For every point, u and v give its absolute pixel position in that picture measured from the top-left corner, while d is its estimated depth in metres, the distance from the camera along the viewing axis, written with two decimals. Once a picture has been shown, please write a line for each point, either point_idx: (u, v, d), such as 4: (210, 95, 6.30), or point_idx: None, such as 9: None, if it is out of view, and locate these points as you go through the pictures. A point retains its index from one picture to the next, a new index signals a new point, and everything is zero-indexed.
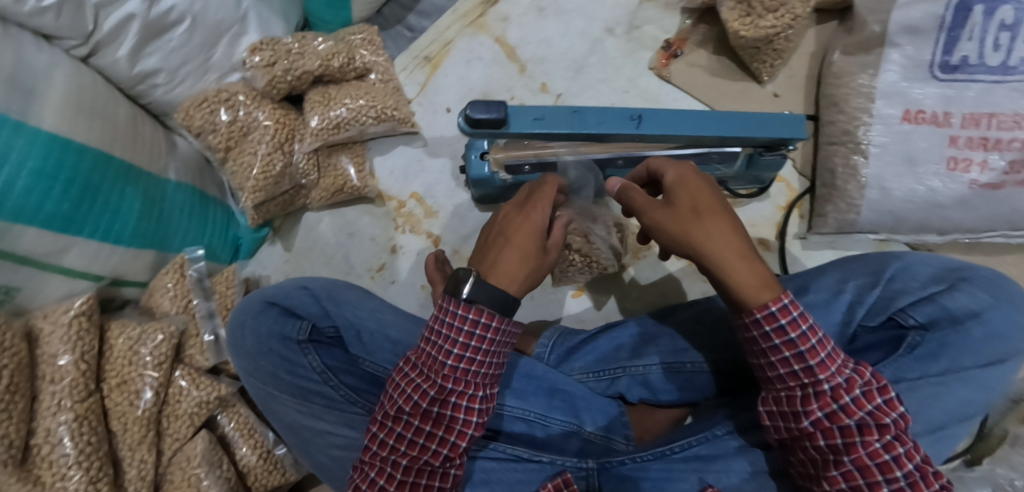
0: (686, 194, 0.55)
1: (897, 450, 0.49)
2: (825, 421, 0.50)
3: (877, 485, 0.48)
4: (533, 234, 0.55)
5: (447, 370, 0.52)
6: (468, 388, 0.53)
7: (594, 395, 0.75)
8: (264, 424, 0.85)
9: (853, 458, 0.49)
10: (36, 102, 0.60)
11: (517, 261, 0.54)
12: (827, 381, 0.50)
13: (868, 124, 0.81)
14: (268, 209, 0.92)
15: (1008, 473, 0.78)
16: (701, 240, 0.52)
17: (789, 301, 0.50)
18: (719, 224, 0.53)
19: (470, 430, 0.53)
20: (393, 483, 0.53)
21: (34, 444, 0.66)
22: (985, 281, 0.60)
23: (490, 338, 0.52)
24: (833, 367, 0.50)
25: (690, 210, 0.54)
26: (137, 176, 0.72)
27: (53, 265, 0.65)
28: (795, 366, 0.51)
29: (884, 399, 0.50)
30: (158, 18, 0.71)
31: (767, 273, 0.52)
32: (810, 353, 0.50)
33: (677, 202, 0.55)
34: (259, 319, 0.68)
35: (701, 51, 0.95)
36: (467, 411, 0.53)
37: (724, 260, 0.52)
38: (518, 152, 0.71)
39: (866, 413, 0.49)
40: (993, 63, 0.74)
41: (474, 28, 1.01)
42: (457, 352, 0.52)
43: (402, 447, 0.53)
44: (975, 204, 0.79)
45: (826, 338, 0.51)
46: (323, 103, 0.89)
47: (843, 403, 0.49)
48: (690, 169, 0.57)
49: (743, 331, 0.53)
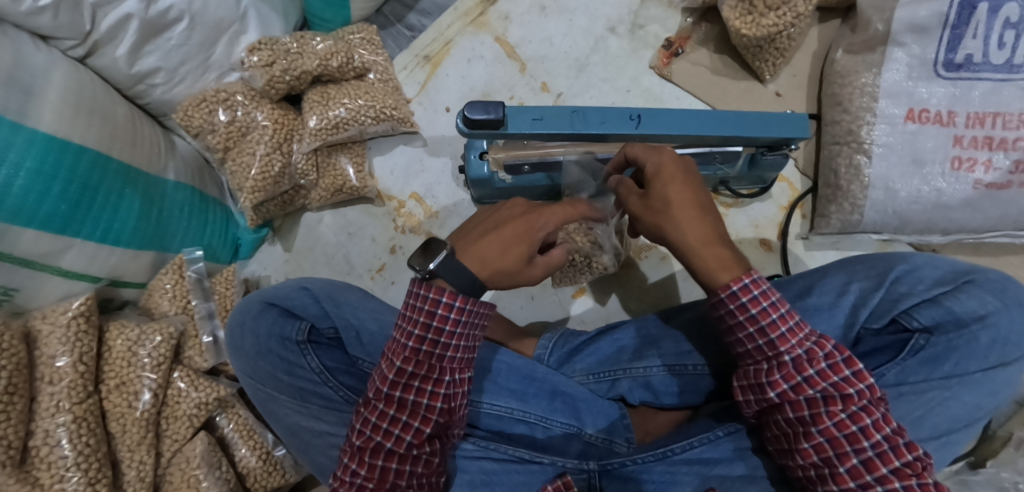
0: (665, 183, 0.54)
1: (865, 420, 0.49)
2: (789, 392, 0.51)
3: (847, 458, 0.49)
4: (521, 231, 0.55)
5: (409, 352, 0.53)
6: (430, 372, 0.53)
7: (595, 397, 0.75)
8: (264, 425, 0.85)
9: (820, 429, 0.50)
10: (33, 102, 0.60)
11: (497, 251, 0.54)
12: (788, 353, 0.51)
13: (872, 123, 0.80)
14: (268, 209, 0.92)
15: (1012, 476, 0.77)
16: (671, 231, 0.54)
17: (751, 280, 0.51)
18: (691, 213, 0.53)
19: (434, 415, 0.53)
20: (364, 467, 0.54)
21: (33, 445, 0.66)
22: (990, 284, 0.60)
23: (454, 319, 0.52)
24: (794, 339, 0.51)
25: (661, 202, 0.54)
26: (136, 177, 0.72)
27: (52, 265, 0.65)
28: (760, 340, 0.52)
29: (851, 371, 0.50)
30: (157, 18, 0.71)
31: (739, 261, 0.53)
32: (771, 327, 0.51)
33: (651, 196, 0.55)
34: (258, 320, 0.68)
35: (703, 49, 0.94)
36: (431, 395, 0.53)
37: (692, 249, 0.53)
38: (518, 152, 0.70)
39: (829, 383, 0.50)
40: (998, 61, 0.74)
41: (475, 26, 1.00)
42: (417, 334, 0.52)
43: (368, 432, 0.54)
44: (980, 205, 0.78)
45: (788, 310, 0.51)
46: (322, 103, 0.88)
47: (806, 375, 0.50)
48: (670, 154, 0.56)
49: (714, 313, 0.54)
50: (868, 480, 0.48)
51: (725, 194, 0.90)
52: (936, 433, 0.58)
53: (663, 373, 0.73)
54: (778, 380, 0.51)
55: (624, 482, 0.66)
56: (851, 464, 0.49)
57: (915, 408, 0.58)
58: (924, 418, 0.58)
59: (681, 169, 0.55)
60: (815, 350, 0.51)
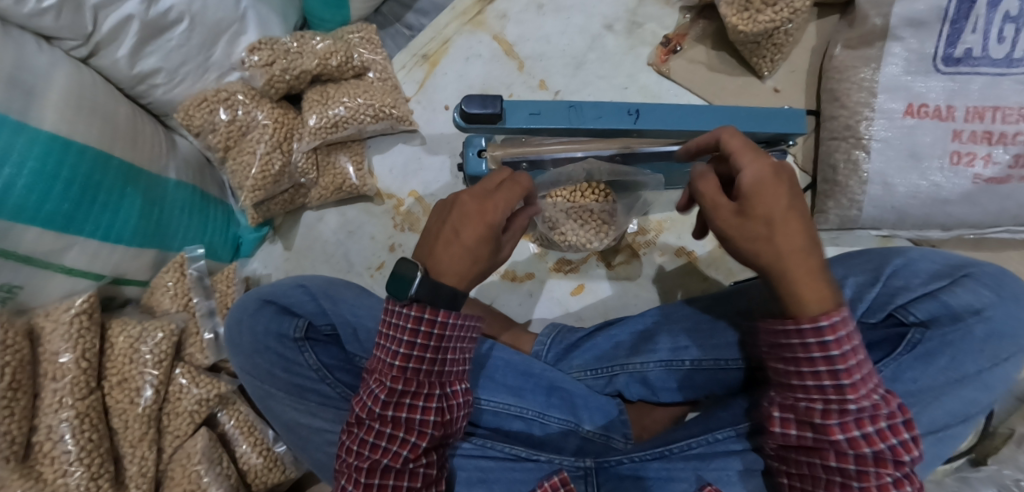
0: (765, 202, 0.50)
1: (905, 486, 0.49)
2: (845, 444, 0.50)
3: None
4: (483, 237, 0.53)
5: (397, 372, 0.54)
6: (421, 388, 0.54)
7: (592, 393, 0.75)
8: (264, 421, 0.86)
9: (863, 485, 0.50)
10: (36, 102, 0.61)
11: (466, 260, 0.53)
12: (855, 402, 0.49)
13: (870, 118, 0.80)
14: (269, 208, 0.93)
15: (1014, 473, 0.77)
16: (773, 259, 0.50)
17: (840, 318, 0.49)
18: (795, 238, 0.50)
19: (429, 430, 0.54)
20: (360, 487, 0.54)
21: (35, 441, 0.67)
22: (988, 278, 0.59)
23: (438, 334, 0.53)
24: (864, 390, 0.49)
25: (765, 223, 0.50)
26: (137, 175, 0.73)
27: (55, 263, 0.66)
28: (826, 381, 0.50)
29: (910, 437, 0.49)
30: (157, 18, 0.71)
31: (834, 292, 0.51)
32: (845, 372, 0.49)
33: (753, 214, 0.50)
34: (255, 317, 0.69)
35: (700, 46, 0.94)
36: (424, 411, 0.54)
37: (794, 276, 0.50)
38: (517, 150, 0.71)
39: (887, 443, 0.49)
40: (997, 55, 0.74)
41: (473, 25, 1.00)
42: (404, 352, 0.53)
43: (366, 451, 0.54)
44: (979, 199, 0.78)
45: (865, 360, 0.50)
46: (321, 102, 0.89)
47: (865, 431, 0.49)
48: (766, 164, 0.50)
49: (781, 338, 0.52)
50: None
51: None
52: (932, 428, 0.58)
53: (660, 368, 0.73)
54: (836, 428, 0.50)
55: (620, 477, 0.66)
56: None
57: (911, 404, 0.58)
58: (920, 415, 0.57)
59: (778, 181, 0.50)
60: (884, 408, 0.50)
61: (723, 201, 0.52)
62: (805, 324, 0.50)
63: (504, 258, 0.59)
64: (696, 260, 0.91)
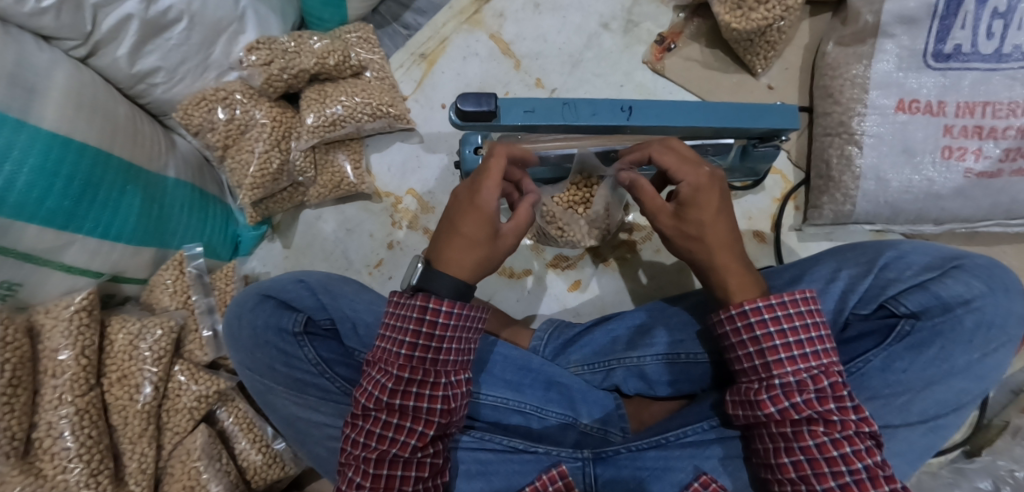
0: (703, 208, 0.58)
1: (846, 448, 0.52)
2: (778, 415, 0.53)
3: (825, 478, 0.52)
4: (481, 221, 0.56)
5: (404, 359, 0.55)
6: (428, 377, 0.55)
7: (590, 387, 0.75)
8: (263, 418, 0.86)
9: (802, 448, 0.52)
10: (37, 100, 0.61)
11: (466, 249, 0.57)
12: (780, 377, 0.54)
13: (862, 114, 0.81)
14: (268, 206, 0.94)
15: (1009, 464, 0.78)
16: (702, 256, 0.60)
17: (766, 303, 0.55)
18: (722, 231, 0.59)
19: (436, 418, 0.55)
20: (369, 478, 0.55)
21: (36, 437, 0.68)
22: (979, 269, 0.60)
23: (444, 323, 0.55)
24: (790, 366, 0.54)
25: (686, 235, 0.60)
26: (137, 174, 0.73)
27: (54, 261, 0.67)
28: (756, 360, 0.55)
29: (840, 405, 0.52)
30: (156, 18, 0.72)
31: (755, 282, 0.59)
32: (770, 350, 0.54)
33: (688, 221, 0.59)
34: (255, 312, 0.69)
35: (695, 44, 0.95)
36: (431, 400, 0.54)
37: (721, 267, 0.59)
38: (514, 146, 0.72)
39: (818, 409, 0.52)
40: (987, 51, 0.75)
41: (470, 24, 1.01)
42: (410, 340, 0.55)
43: (373, 442, 0.55)
44: (971, 193, 0.78)
45: (797, 339, 0.54)
46: (319, 101, 0.89)
47: (794, 401, 0.53)
48: (704, 173, 0.58)
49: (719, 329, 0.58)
50: None
51: None
52: (923, 417, 0.59)
53: (656, 362, 0.73)
54: (767, 400, 0.54)
55: (617, 469, 0.66)
56: (828, 486, 0.52)
57: (900, 392, 0.59)
58: (910, 403, 0.58)
59: (712, 187, 0.58)
60: (814, 380, 0.53)
61: (661, 207, 0.61)
62: (731, 311, 0.56)
63: (511, 246, 0.60)
64: None
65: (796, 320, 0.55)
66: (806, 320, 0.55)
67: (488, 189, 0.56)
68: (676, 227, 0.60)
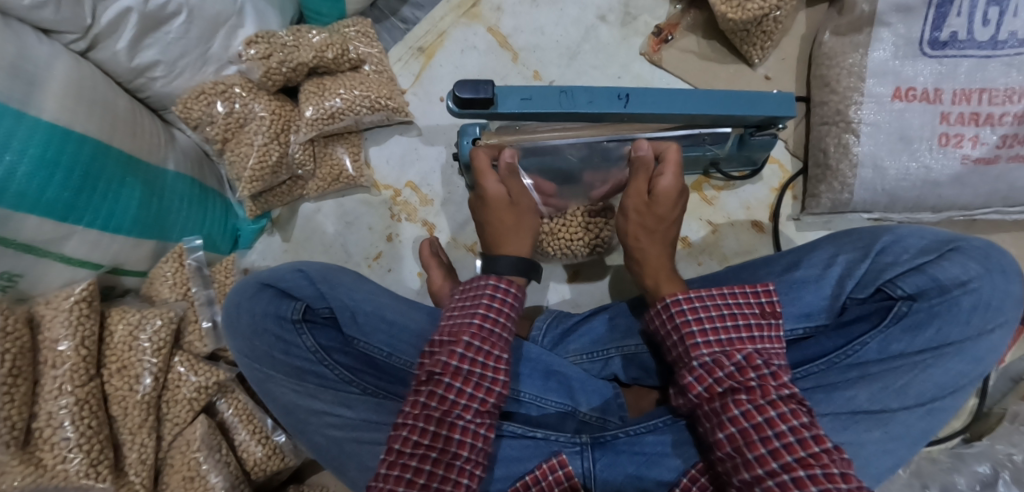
0: (665, 204, 0.69)
1: (770, 412, 0.53)
2: (704, 393, 0.56)
3: (756, 445, 0.52)
4: (499, 206, 0.73)
5: (474, 330, 0.60)
6: (494, 348, 0.60)
7: (589, 377, 0.74)
8: (263, 410, 0.86)
9: (730, 418, 0.54)
10: (37, 91, 0.61)
11: (498, 229, 0.73)
12: (698, 359, 0.58)
13: (859, 103, 0.81)
14: (267, 200, 0.95)
15: (1007, 449, 0.78)
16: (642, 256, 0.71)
17: (702, 292, 0.61)
18: (671, 233, 0.72)
19: (498, 387, 0.59)
20: (426, 437, 0.56)
21: (36, 427, 0.68)
22: (975, 251, 0.61)
23: (508, 302, 0.63)
24: (706, 348, 0.58)
25: (646, 224, 0.71)
26: (137, 166, 0.73)
27: (55, 252, 0.67)
28: (679, 347, 0.60)
29: (758, 373, 0.55)
30: (155, 11, 0.72)
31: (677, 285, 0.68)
32: (690, 335, 0.59)
33: (653, 212, 0.70)
34: (254, 301, 0.69)
35: (692, 36, 0.96)
36: (496, 370, 0.60)
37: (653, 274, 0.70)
38: (511, 137, 0.71)
39: (739, 378, 0.55)
40: (983, 37, 0.75)
41: (468, 18, 1.02)
42: (482, 312, 0.61)
43: (434, 403, 0.57)
44: (969, 180, 0.79)
45: (712, 324, 0.59)
46: (318, 94, 0.90)
47: (715, 376, 0.56)
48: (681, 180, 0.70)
49: (653, 325, 0.64)
50: (774, 467, 0.50)
51: (716, 176, 0.92)
52: (921, 399, 0.58)
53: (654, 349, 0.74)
54: (691, 382, 0.57)
55: (614, 454, 0.66)
56: (760, 453, 0.51)
57: (899, 375, 0.59)
58: (907, 386, 0.58)
59: (678, 194, 0.70)
60: (728, 354, 0.57)
61: (639, 194, 0.70)
62: (659, 306, 0.62)
63: (529, 207, 0.74)
64: (689, 245, 0.91)
65: (718, 304, 0.60)
66: (723, 308, 0.60)
67: (486, 179, 0.72)
68: (640, 213, 0.70)
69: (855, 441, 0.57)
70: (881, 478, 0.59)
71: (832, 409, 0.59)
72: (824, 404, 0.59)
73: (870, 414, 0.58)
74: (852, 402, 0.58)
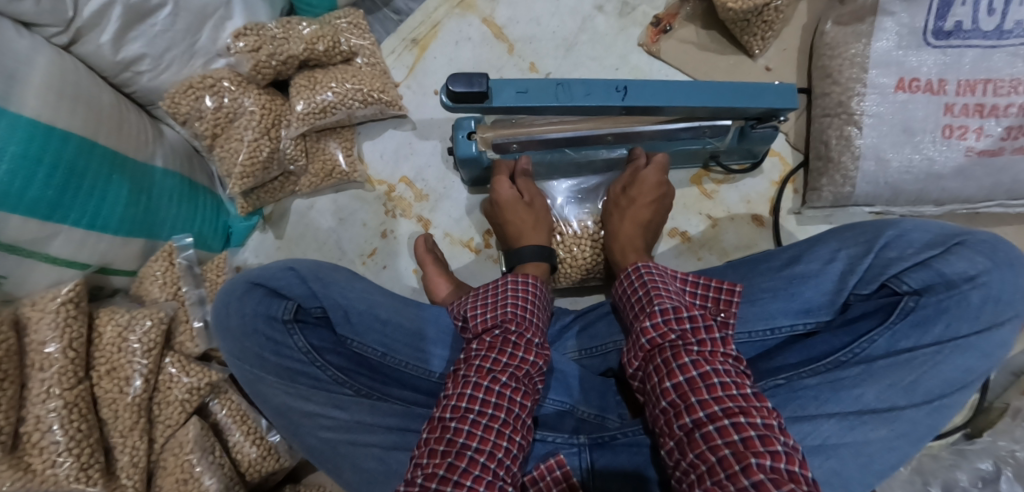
0: (641, 188, 0.76)
1: (716, 365, 0.55)
2: (659, 339, 0.58)
3: (702, 392, 0.53)
4: (512, 204, 0.79)
5: (507, 316, 0.64)
6: (525, 330, 0.63)
7: (587, 374, 0.73)
8: (257, 410, 0.86)
9: (681, 366, 0.55)
10: (18, 87, 0.59)
11: (516, 227, 0.79)
12: (658, 305, 0.60)
13: (862, 94, 0.79)
14: (259, 196, 0.93)
15: (1009, 444, 0.78)
16: (611, 231, 0.77)
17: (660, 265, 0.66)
18: (644, 216, 0.77)
19: (531, 358, 0.60)
20: (462, 402, 0.56)
21: (23, 432, 0.66)
22: (982, 245, 0.60)
23: (531, 292, 0.67)
24: (667, 298, 0.61)
25: (616, 203, 0.78)
26: (123, 163, 0.71)
27: (39, 252, 0.65)
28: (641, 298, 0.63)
29: (710, 333, 0.58)
30: (140, 2, 0.69)
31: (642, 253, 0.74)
32: (651, 287, 0.63)
33: (631, 193, 0.77)
34: (243, 300, 0.68)
35: (691, 26, 0.94)
36: (529, 344, 0.61)
37: (621, 248, 0.75)
38: (507, 131, 0.70)
39: (690, 333, 0.58)
40: (988, 27, 0.73)
41: (462, 8, 1.00)
42: (513, 301, 0.65)
43: (472, 373, 0.58)
44: (972, 173, 0.77)
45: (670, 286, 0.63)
46: (309, 87, 0.87)
47: (671, 325, 0.58)
48: (663, 177, 0.78)
49: (618, 288, 0.68)
50: (716, 410, 0.51)
51: (715, 170, 0.91)
52: (928, 397, 0.57)
53: None
54: (649, 326, 0.59)
55: (614, 454, 0.65)
56: (704, 398, 0.52)
57: (907, 373, 0.58)
58: (915, 383, 0.57)
59: (660, 188, 0.77)
60: (687, 308, 0.60)
61: (622, 178, 0.79)
62: (630, 270, 0.67)
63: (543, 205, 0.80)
64: (688, 241, 0.90)
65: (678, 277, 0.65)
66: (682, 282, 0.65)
67: (499, 186, 0.79)
68: (619, 194, 0.78)
69: (860, 440, 0.56)
70: (884, 476, 0.58)
71: (840, 409, 0.57)
72: (832, 408, 0.58)
73: (878, 413, 0.57)
74: (860, 401, 0.57)
